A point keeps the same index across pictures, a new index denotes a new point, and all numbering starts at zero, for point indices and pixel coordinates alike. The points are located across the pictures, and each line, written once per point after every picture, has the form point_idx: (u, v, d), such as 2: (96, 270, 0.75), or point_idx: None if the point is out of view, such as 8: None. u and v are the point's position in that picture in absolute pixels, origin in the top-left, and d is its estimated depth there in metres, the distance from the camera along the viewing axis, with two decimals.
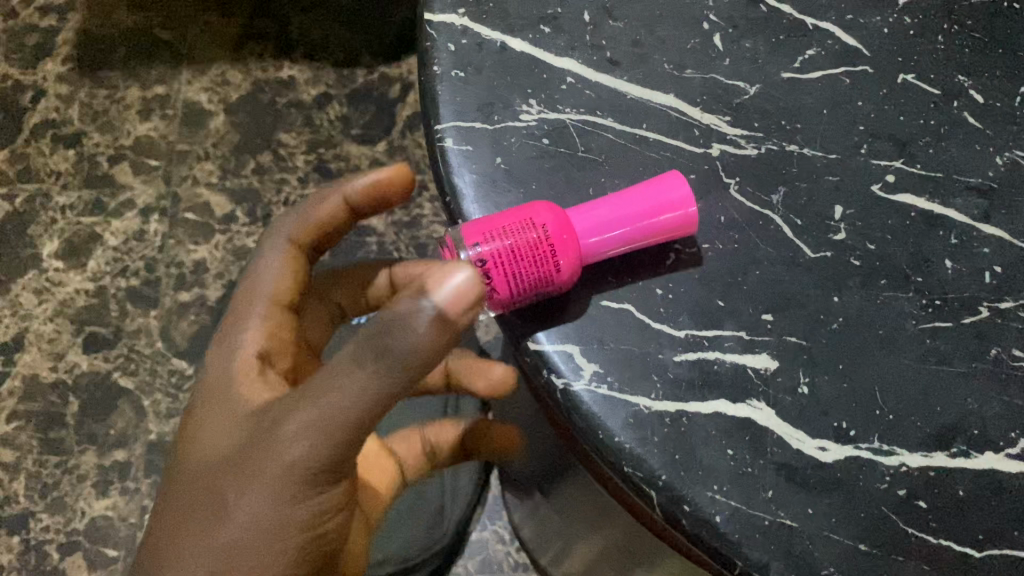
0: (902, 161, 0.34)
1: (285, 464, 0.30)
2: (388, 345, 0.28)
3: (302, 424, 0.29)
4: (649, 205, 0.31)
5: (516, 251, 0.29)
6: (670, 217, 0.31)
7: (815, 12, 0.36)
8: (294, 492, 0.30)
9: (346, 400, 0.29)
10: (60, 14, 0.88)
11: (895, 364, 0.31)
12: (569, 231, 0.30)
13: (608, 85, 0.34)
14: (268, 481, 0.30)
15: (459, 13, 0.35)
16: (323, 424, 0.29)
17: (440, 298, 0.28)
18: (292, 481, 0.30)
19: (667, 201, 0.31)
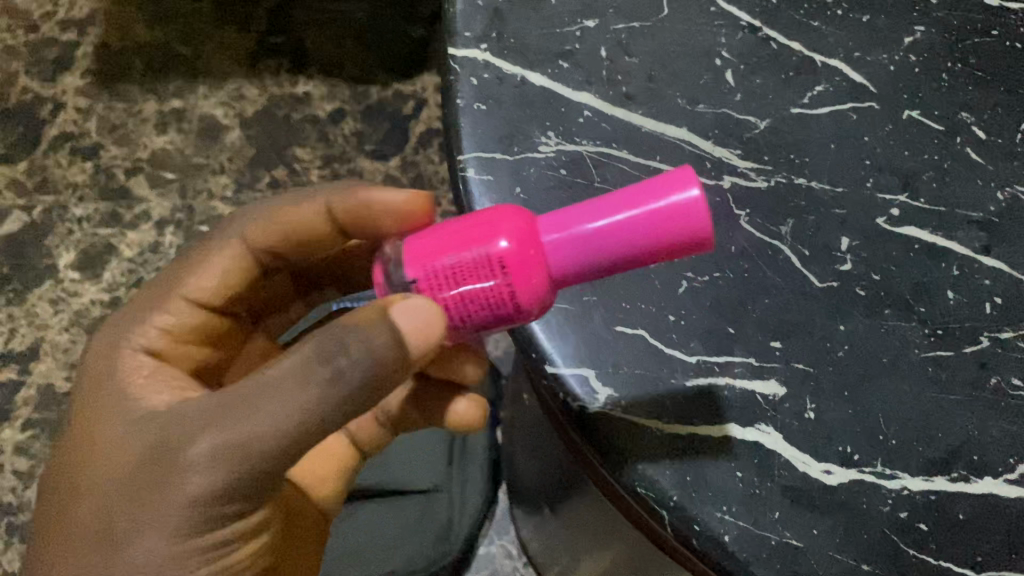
0: (906, 195, 0.35)
1: (199, 486, 0.30)
2: (333, 365, 0.30)
3: (217, 445, 0.30)
4: (645, 222, 0.28)
5: (466, 283, 0.29)
6: (673, 235, 0.28)
7: (824, 48, 0.37)
8: (208, 513, 0.31)
9: (274, 425, 0.29)
10: (80, 29, 0.89)
11: (898, 390, 0.33)
12: (529, 251, 0.29)
13: (623, 119, 0.36)
14: (174, 503, 0.31)
15: (481, 48, 0.37)
16: (239, 445, 0.30)
17: (406, 320, 0.29)
18: (206, 503, 0.30)
19: (673, 215, 0.28)
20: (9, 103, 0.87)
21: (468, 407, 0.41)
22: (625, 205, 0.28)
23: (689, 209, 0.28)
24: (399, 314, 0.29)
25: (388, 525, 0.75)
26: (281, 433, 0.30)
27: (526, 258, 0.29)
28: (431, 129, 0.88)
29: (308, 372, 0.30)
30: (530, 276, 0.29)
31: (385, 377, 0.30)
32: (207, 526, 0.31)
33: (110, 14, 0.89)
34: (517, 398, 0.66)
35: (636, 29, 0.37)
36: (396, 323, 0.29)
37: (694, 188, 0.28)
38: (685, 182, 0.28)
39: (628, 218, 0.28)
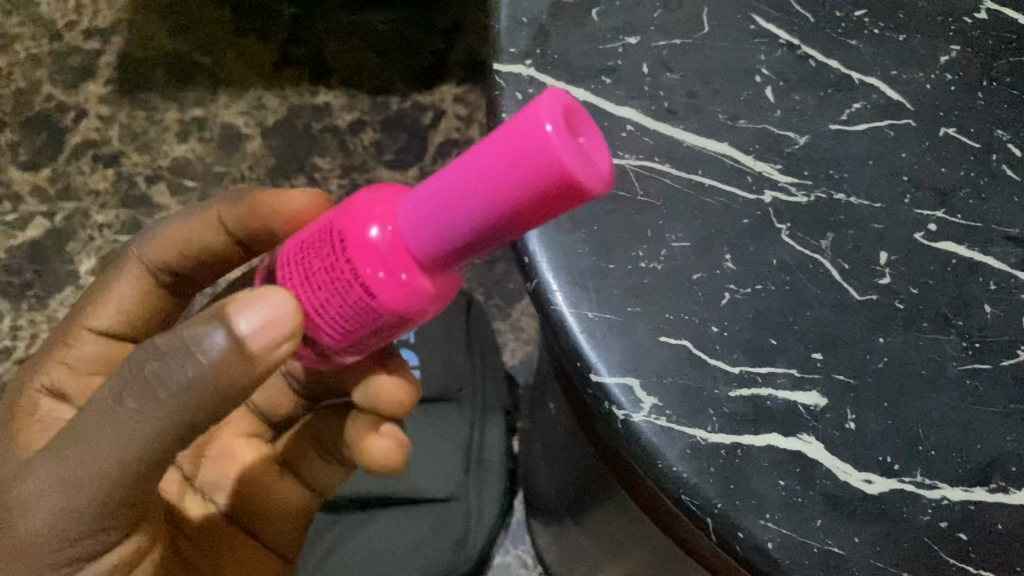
0: (943, 211, 0.36)
1: (49, 513, 0.34)
2: (152, 380, 0.33)
3: (55, 472, 0.34)
4: (487, 175, 0.26)
5: (336, 287, 0.31)
6: (526, 182, 0.25)
7: (860, 66, 0.38)
8: (67, 535, 0.35)
9: (104, 448, 0.33)
10: (102, 38, 0.90)
11: (937, 402, 0.33)
12: (382, 254, 0.30)
13: (666, 134, 0.37)
14: (22, 534, 0.35)
15: (526, 63, 0.37)
16: (80, 468, 0.34)
17: (246, 322, 0.32)
18: (60, 526, 0.35)
19: (517, 158, 0.25)
20: (32, 110, 0.88)
21: (387, 446, 0.42)
22: (464, 165, 0.27)
23: (529, 147, 0.25)
24: (240, 317, 0.32)
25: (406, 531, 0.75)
26: (115, 453, 0.33)
27: (371, 239, 0.30)
28: (450, 139, 0.89)
29: (122, 392, 0.33)
30: (380, 259, 0.30)
31: (242, 374, 0.33)
32: (66, 545, 0.35)
33: (133, 24, 0.90)
34: (542, 408, 0.66)
35: (677, 46, 0.38)
36: (242, 326, 0.32)
37: (541, 120, 0.24)
38: (526, 115, 0.25)
39: (472, 176, 0.27)
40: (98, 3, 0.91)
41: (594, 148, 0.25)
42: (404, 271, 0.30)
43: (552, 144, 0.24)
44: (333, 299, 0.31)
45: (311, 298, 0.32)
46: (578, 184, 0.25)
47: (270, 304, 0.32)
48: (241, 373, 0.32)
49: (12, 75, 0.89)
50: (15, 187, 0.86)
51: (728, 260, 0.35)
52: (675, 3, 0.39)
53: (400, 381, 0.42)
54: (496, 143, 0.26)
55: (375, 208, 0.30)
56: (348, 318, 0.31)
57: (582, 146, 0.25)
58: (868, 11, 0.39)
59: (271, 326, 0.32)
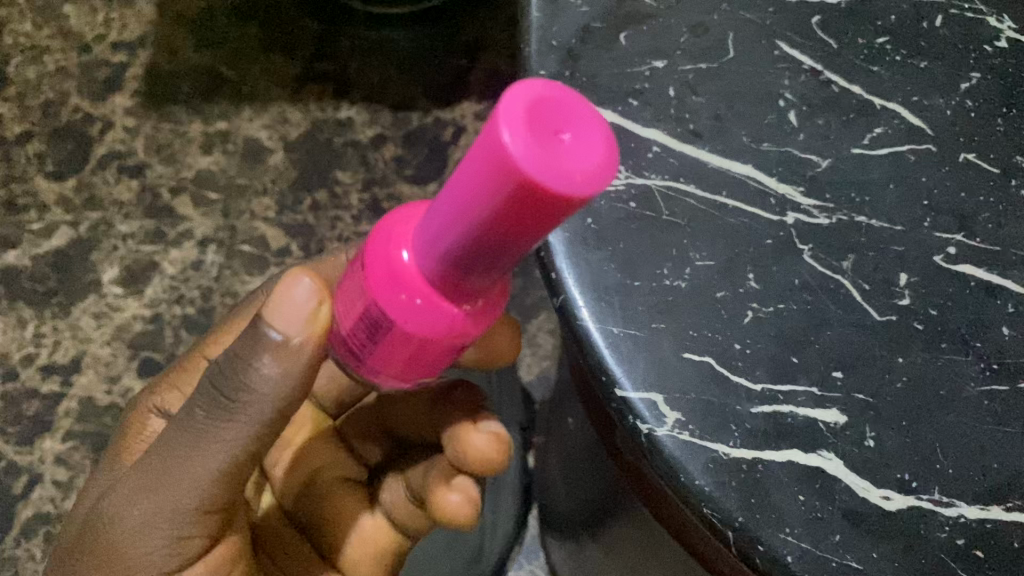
0: (963, 235, 0.37)
1: (133, 522, 0.38)
2: (212, 392, 0.37)
3: (138, 483, 0.38)
4: (474, 188, 0.26)
5: (362, 304, 0.32)
6: (507, 190, 0.25)
7: (882, 92, 0.39)
8: (151, 541, 0.38)
9: (182, 460, 0.37)
10: (130, 51, 0.91)
11: (955, 422, 0.34)
12: (395, 272, 0.30)
13: (691, 155, 0.38)
14: (112, 544, 0.39)
15: (555, 86, 0.38)
16: (160, 479, 0.38)
17: (283, 322, 0.35)
18: (145, 535, 0.38)
19: (491, 167, 0.25)
20: (60, 121, 0.89)
21: (459, 499, 0.42)
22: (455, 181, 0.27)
23: (496, 156, 0.24)
24: (274, 316, 0.35)
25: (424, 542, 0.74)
26: (190, 461, 0.37)
27: (386, 258, 0.30)
28: None
29: (191, 409, 0.37)
30: (396, 283, 0.30)
31: (297, 371, 0.35)
32: (152, 551, 0.38)
33: (160, 38, 0.92)
34: (560, 422, 0.67)
35: (703, 70, 0.39)
36: (279, 330, 0.35)
37: (500, 127, 0.24)
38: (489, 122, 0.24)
39: (463, 191, 0.27)
40: (126, 17, 0.92)
41: (575, 145, 0.24)
42: (421, 292, 0.30)
43: (512, 151, 0.24)
44: (362, 323, 0.32)
45: (347, 316, 0.33)
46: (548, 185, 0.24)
47: (294, 295, 0.35)
48: (294, 371, 0.35)
49: (41, 87, 0.90)
50: (41, 196, 0.87)
51: (751, 279, 0.36)
52: (701, 29, 0.40)
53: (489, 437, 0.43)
54: (472, 154, 0.25)
55: (392, 230, 0.31)
56: (382, 341, 0.32)
57: (559, 146, 0.24)
58: (891, 37, 0.40)
59: (305, 308, 0.35)
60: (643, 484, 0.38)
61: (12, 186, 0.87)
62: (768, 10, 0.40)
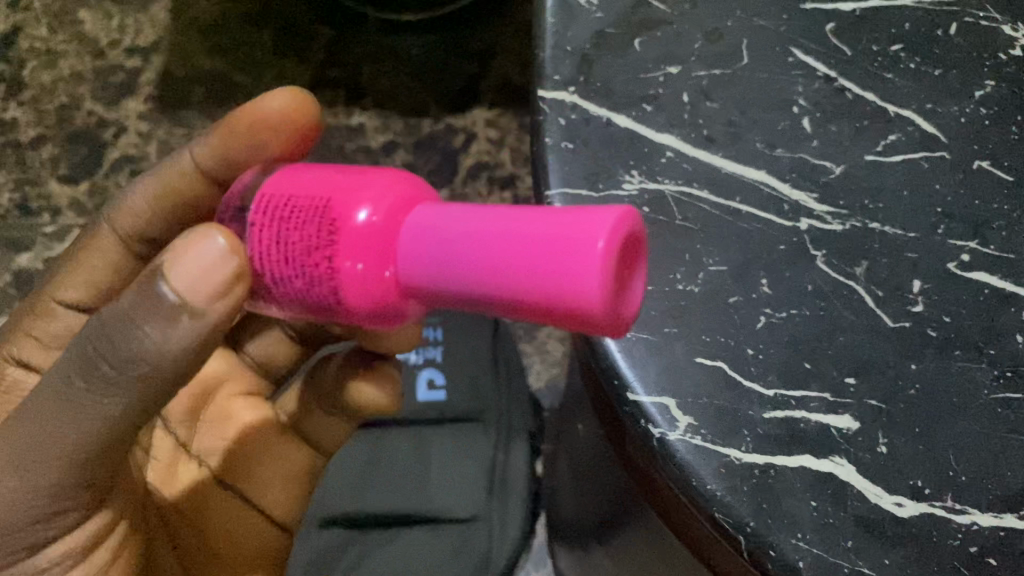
0: (977, 242, 0.37)
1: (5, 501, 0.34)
2: (94, 360, 0.32)
3: (5, 456, 0.33)
4: (516, 243, 0.27)
5: (299, 247, 0.31)
6: (550, 274, 0.26)
7: (897, 99, 0.39)
8: (25, 519, 0.35)
9: (57, 432, 0.33)
10: (144, 56, 0.92)
11: (968, 429, 0.34)
12: (357, 235, 0.30)
13: (704, 160, 0.38)
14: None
15: (570, 91, 0.39)
16: (35, 455, 0.33)
17: (185, 283, 0.30)
18: (15, 516, 0.34)
19: (556, 250, 0.26)
20: (74, 126, 0.90)
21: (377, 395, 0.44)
22: (502, 216, 0.28)
23: (571, 248, 0.26)
24: (173, 271, 0.30)
25: (429, 550, 0.75)
26: (66, 436, 0.33)
27: (352, 217, 0.30)
28: (480, 162, 0.91)
29: (69, 378, 0.32)
30: (360, 242, 0.30)
31: (187, 343, 0.31)
32: (26, 530, 0.35)
33: (174, 44, 0.92)
34: (570, 428, 0.67)
35: (717, 76, 0.39)
36: (177, 291, 0.30)
37: (599, 236, 0.26)
38: (593, 220, 0.26)
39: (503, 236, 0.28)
40: (141, 23, 0.92)
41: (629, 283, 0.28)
42: (375, 273, 0.30)
43: (597, 262, 0.26)
44: (290, 260, 0.31)
45: (268, 243, 0.32)
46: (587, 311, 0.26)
47: (203, 254, 0.30)
48: (185, 340, 0.31)
49: (55, 92, 0.91)
50: (55, 200, 0.89)
51: (764, 284, 0.36)
52: (715, 35, 0.40)
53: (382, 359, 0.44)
54: (548, 223, 0.27)
55: (385, 192, 0.30)
56: (301, 291, 0.32)
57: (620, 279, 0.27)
58: (905, 45, 0.40)
59: (216, 268, 0.31)
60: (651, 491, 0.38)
61: (26, 190, 0.89)
62: (782, 16, 0.40)
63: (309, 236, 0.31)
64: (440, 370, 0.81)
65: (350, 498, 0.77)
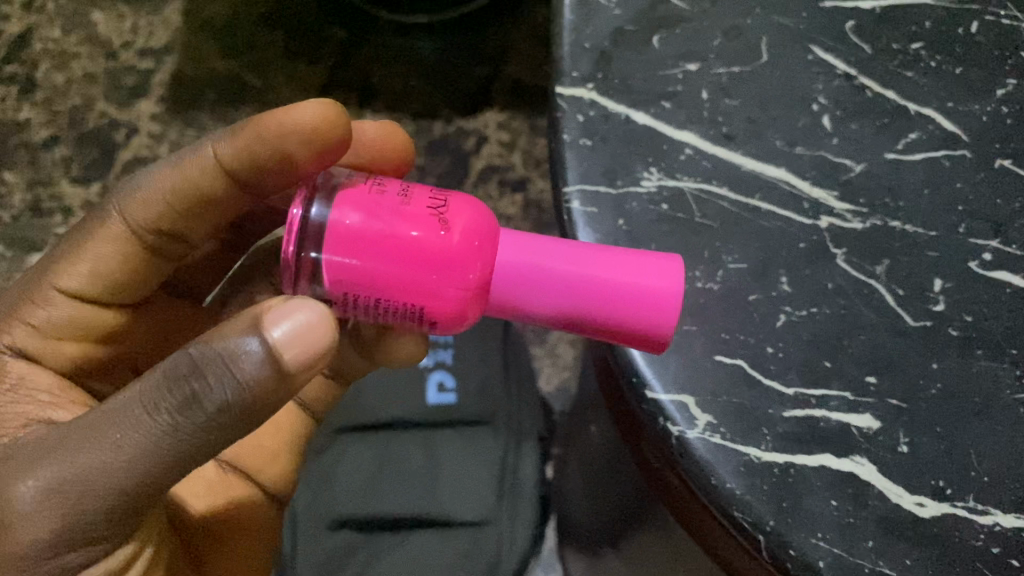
0: (998, 241, 0.36)
1: (55, 521, 0.31)
2: (191, 398, 0.30)
3: (63, 474, 0.30)
4: (623, 286, 0.33)
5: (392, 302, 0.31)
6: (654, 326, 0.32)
7: (917, 98, 0.39)
8: (69, 543, 0.31)
9: (130, 456, 0.30)
10: (156, 58, 0.92)
11: (991, 429, 0.33)
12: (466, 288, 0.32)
13: (724, 157, 0.37)
14: (14, 541, 0.31)
15: (588, 87, 0.38)
16: (85, 480, 0.30)
17: (290, 342, 0.31)
18: (62, 538, 0.31)
19: (661, 294, 0.32)
20: (86, 127, 0.90)
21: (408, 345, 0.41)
22: (595, 257, 0.33)
23: (674, 293, 0.32)
24: (275, 325, 0.31)
25: (438, 552, 0.75)
26: (137, 463, 0.30)
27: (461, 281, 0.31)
28: (492, 165, 0.91)
29: (151, 406, 0.30)
30: (472, 261, 0.31)
31: (266, 400, 0.31)
32: (67, 553, 0.32)
33: (186, 45, 0.92)
34: (582, 430, 0.67)
35: (736, 74, 0.39)
36: (274, 335, 0.31)
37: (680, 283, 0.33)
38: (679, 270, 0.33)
39: (607, 276, 0.33)
40: (153, 25, 0.93)
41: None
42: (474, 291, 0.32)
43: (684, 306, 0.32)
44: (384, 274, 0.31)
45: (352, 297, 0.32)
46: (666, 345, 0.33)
47: (307, 316, 0.31)
48: (266, 395, 0.31)
49: (68, 93, 0.91)
50: (66, 200, 0.88)
51: (784, 282, 0.35)
52: (734, 33, 0.40)
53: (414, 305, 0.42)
54: (645, 270, 0.33)
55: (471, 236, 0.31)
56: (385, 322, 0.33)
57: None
58: (926, 43, 0.40)
59: (313, 332, 0.31)
60: (668, 494, 0.38)
61: (38, 190, 0.89)
62: (802, 14, 0.40)
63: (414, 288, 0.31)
64: (450, 372, 0.81)
65: (356, 500, 0.76)
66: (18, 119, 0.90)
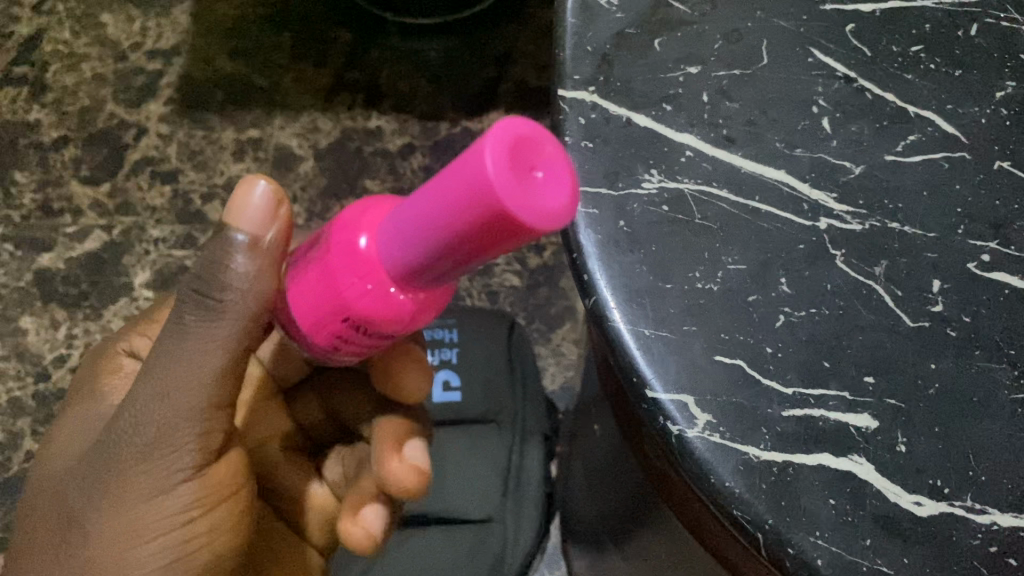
0: (997, 242, 0.37)
1: (153, 429, 0.37)
2: (199, 295, 0.36)
3: (149, 390, 0.37)
4: (445, 201, 0.27)
5: (317, 283, 0.32)
6: (485, 213, 0.25)
7: (916, 100, 0.39)
8: (172, 444, 0.37)
9: (190, 358, 0.36)
10: (165, 59, 0.93)
11: (988, 430, 0.34)
12: (355, 253, 0.30)
13: (724, 160, 0.38)
14: (138, 455, 0.38)
15: (589, 90, 0.39)
16: (168, 388, 0.36)
17: (248, 221, 0.35)
18: (164, 438, 0.37)
19: (464, 184, 0.26)
20: (96, 127, 0.91)
21: (364, 530, 0.43)
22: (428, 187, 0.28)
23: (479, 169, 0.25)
24: (239, 227, 0.35)
25: (446, 548, 0.75)
26: (199, 361, 0.36)
27: (348, 247, 0.31)
28: None
29: (181, 314, 0.36)
30: (358, 267, 0.30)
31: (269, 274, 0.35)
32: (172, 454, 0.38)
33: (195, 48, 0.93)
34: (586, 430, 0.67)
35: (737, 76, 0.39)
36: (245, 230, 0.35)
37: (482, 153, 0.25)
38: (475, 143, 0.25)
39: (438, 200, 0.27)
40: (161, 26, 0.94)
41: (549, 185, 0.25)
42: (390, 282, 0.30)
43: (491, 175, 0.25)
44: (320, 303, 0.32)
45: (299, 293, 0.33)
46: (515, 210, 0.25)
47: (253, 199, 0.35)
48: (265, 270, 0.35)
49: (77, 94, 0.92)
50: (76, 201, 0.89)
51: (783, 284, 0.36)
52: (735, 36, 0.40)
53: (412, 464, 0.43)
54: (450, 170, 0.26)
55: (373, 209, 0.31)
56: (333, 317, 0.32)
57: (531, 184, 0.25)
58: (925, 46, 0.40)
59: (265, 210, 0.35)
60: (668, 490, 0.38)
61: (48, 191, 0.89)
62: (802, 17, 0.40)
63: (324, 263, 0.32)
64: (455, 372, 0.81)
65: None
66: (28, 119, 0.91)
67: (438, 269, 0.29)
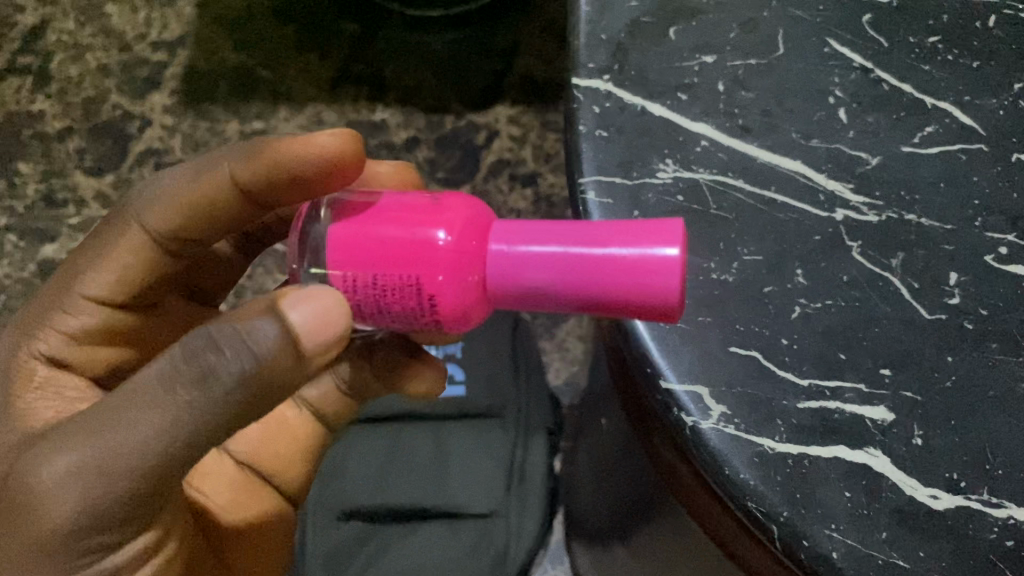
0: (1014, 235, 0.36)
1: (71, 505, 0.32)
2: (201, 377, 0.31)
3: (83, 460, 0.31)
4: (602, 262, 0.30)
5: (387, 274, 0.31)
6: (647, 290, 0.30)
7: (934, 91, 0.39)
8: (87, 529, 0.32)
9: (138, 440, 0.31)
10: (169, 50, 0.92)
11: (1004, 422, 0.33)
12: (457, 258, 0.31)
13: (738, 149, 0.37)
14: (43, 526, 0.32)
15: (604, 79, 0.39)
16: (104, 468, 0.31)
17: (303, 317, 0.31)
18: (81, 521, 0.32)
19: (639, 263, 0.30)
20: (100, 118, 0.91)
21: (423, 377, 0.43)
22: (565, 233, 0.31)
23: (666, 259, 0.29)
24: (292, 308, 0.31)
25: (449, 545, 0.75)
26: (146, 447, 0.31)
27: (447, 249, 0.31)
28: (502, 160, 0.91)
29: (163, 381, 0.31)
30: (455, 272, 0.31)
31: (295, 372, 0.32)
32: (86, 536, 0.33)
33: (199, 38, 0.93)
34: (591, 424, 0.67)
35: (753, 66, 0.39)
36: (292, 320, 0.31)
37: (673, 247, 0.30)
38: (661, 235, 0.30)
39: (593, 257, 0.30)
40: (166, 17, 0.93)
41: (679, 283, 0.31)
42: (468, 286, 0.31)
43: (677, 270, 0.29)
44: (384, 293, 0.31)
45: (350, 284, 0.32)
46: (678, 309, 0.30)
47: (321, 304, 0.32)
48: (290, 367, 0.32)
49: (82, 84, 0.91)
50: (80, 192, 0.89)
51: (799, 275, 0.35)
52: (751, 25, 0.40)
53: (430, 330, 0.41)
54: (624, 244, 0.30)
55: (465, 220, 0.31)
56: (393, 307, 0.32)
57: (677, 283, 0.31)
58: (942, 36, 0.40)
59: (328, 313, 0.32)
60: (678, 483, 0.37)
61: (51, 181, 0.89)
62: (818, 7, 0.40)
63: (404, 258, 0.31)
64: (456, 364, 0.81)
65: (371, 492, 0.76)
66: (32, 110, 0.91)
67: (536, 302, 0.32)
